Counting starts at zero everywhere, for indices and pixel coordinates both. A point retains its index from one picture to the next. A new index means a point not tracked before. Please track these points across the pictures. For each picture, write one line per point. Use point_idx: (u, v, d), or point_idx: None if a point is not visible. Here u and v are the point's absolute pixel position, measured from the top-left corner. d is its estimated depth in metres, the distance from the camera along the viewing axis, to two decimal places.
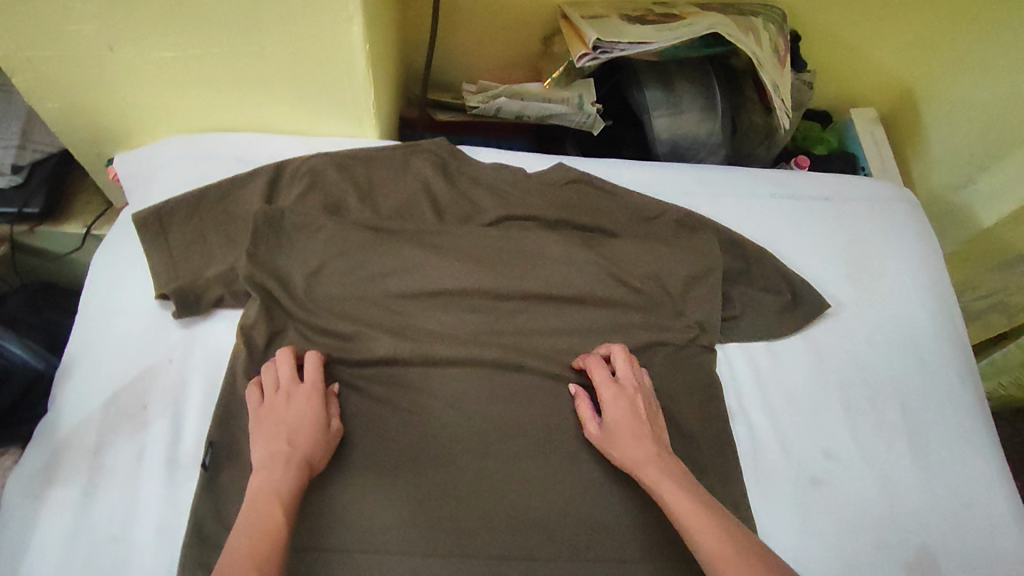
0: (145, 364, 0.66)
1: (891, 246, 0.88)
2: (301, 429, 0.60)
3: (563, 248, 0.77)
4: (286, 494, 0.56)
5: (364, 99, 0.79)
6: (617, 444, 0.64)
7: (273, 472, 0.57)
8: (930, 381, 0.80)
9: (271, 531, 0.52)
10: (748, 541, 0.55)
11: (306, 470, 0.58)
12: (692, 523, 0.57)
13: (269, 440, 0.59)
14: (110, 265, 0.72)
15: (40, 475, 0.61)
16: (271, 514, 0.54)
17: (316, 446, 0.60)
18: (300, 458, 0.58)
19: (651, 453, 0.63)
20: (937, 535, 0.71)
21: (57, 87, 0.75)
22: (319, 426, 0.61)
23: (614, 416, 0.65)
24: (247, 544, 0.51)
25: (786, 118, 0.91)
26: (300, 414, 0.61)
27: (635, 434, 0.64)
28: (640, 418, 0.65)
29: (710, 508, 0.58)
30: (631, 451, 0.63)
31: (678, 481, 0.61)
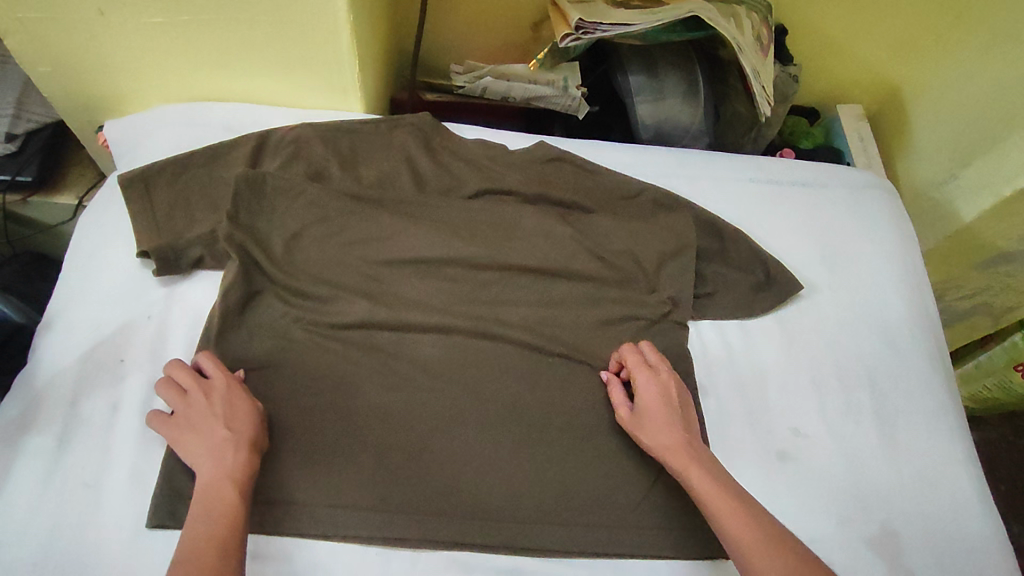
0: (125, 319, 0.68)
1: (866, 232, 0.90)
2: (236, 415, 0.60)
3: (540, 221, 0.78)
4: (239, 477, 0.56)
5: (349, 70, 0.81)
6: (647, 428, 0.65)
7: (219, 459, 0.57)
8: (900, 363, 0.81)
9: (232, 516, 0.54)
10: (779, 533, 0.57)
11: (252, 450, 0.59)
12: (722, 513, 0.58)
13: (206, 431, 0.58)
14: (94, 225, 0.73)
15: (15, 421, 0.62)
16: (229, 495, 0.55)
17: (254, 427, 0.60)
18: (247, 440, 0.59)
19: (681, 440, 0.63)
20: (901, 511, 0.72)
21: (49, 51, 0.76)
22: (252, 409, 0.61)
23: (647, 403, 0.66)
24: (214, 530, 0.52)
25: (766, 105, 0.93)
26: (229, 402, 0.60)
27: (665, 422, 0.65)
28: (672, 407, 0.66)
29: (741, 499, 0.59)
30: (660, 438, 0.64)
31: (709, 470, 0.61)
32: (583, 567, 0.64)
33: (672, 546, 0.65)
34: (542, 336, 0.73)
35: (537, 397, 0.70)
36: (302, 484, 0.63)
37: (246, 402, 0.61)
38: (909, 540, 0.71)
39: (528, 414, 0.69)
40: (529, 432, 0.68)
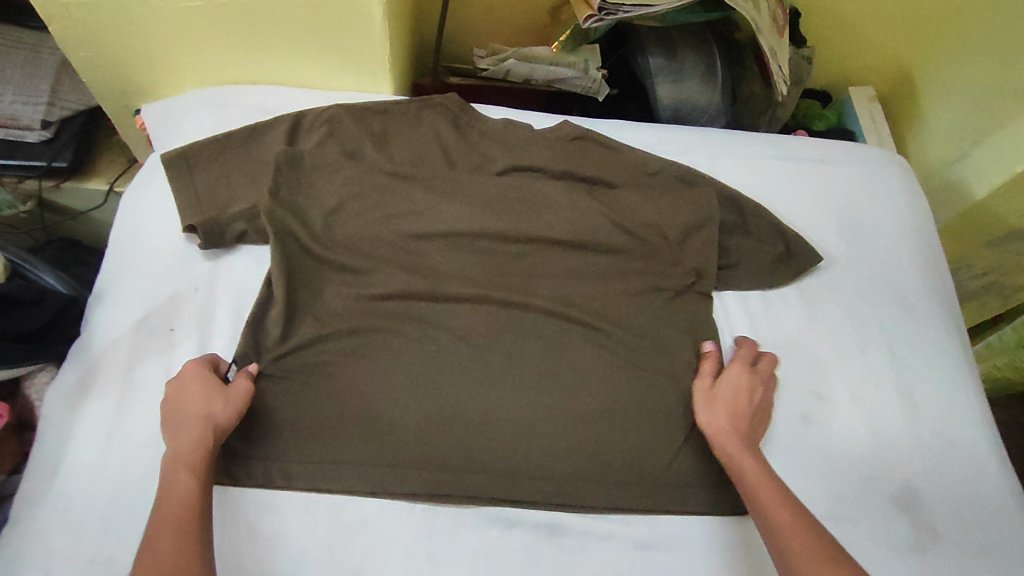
0: (172, 291, 0.70)
1: (883, 206, 0.92)
2: (193, 397, 0.61)
3: (568, 196, 0.81)
4: (189, 459, 0.57)
5: (381, 53, 0.83)
6: (718, 404, 0.69)
7: (178, 443, 0.58)
8: (919, 332, 0.83)
9: (185, 499, 0.55)
10: (814, 525, 0.59)
11: (206, 428, 0.59)
12: (764, 499, 0.61)
13: (170, 420, 0.60)
14: (140, 202, 0.76)
15: (76, 388, 0.65)
16: (179, 481, 0.56)
17: (210, 402, 0.60)
18: (198, 419, 0.59)
19: (745, 427, 0.67)
20: (921, 472, 0.74)
21: (92, 35, 0.79)
22: (206, 386, 0.61)
23: (732, 385, 0.70)
24: (172, 515, 0.54)
25: (784, 85, 0.97)
26: (185, 385, 0.62)
27: (732, 408, 0.68)
28: (749, 403, 0.69)
29: (786, 493, 0.62)
30: (718, 419, 0.68)
31: (760, 459, 0.65)
32: (619, 521, 0.67)
33: (703, 502, 0.68)
34: (572, 306, 0.75)
35: (570, 363, 0.72)
36: (352, 444, 0.66)
37: (201, 381, 0.62)
38: (929, 498, 0.73)
39: (561, 379, 0.71)
40: (563, 396, 0.70)
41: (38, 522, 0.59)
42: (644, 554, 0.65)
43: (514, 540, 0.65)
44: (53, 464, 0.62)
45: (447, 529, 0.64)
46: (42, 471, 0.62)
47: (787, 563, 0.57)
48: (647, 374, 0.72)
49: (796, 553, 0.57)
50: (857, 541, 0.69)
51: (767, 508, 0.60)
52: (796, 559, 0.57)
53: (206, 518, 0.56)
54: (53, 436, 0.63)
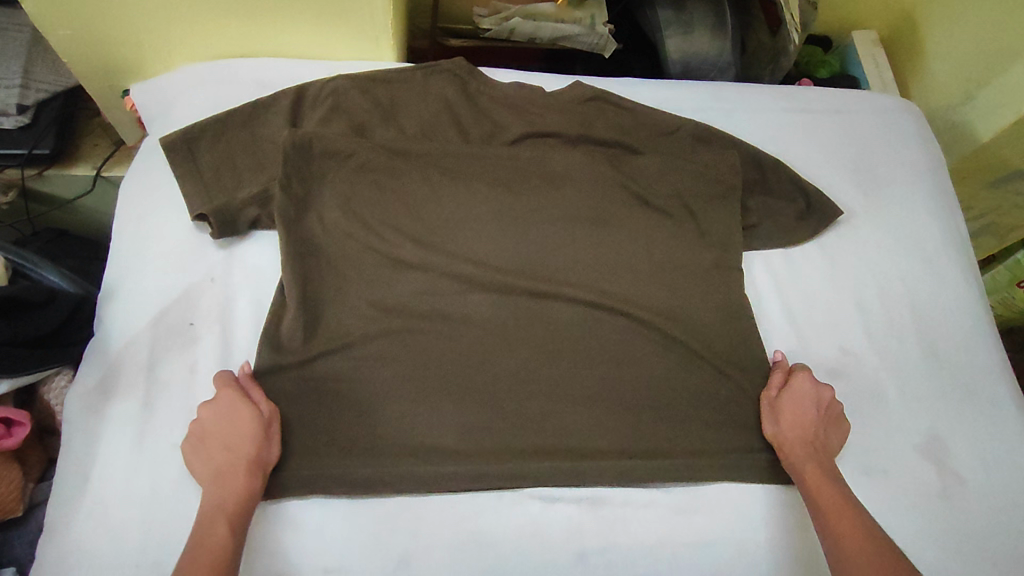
0: (187, 283, 0.68)
1: (898, 155, 0.91)
2: (245, 435, 0.60)
3: (586, 167, 0.79)
4: (233, 506, 0.56)
5: (383, 18, 0.79)
6: (782, 421, 0.69)
7: (226, 484, 0.57)
8: (939, 282, 0.83)
9: (217, 556, 0.53)
10: (881, 537, 0.60)
11: (255, 473, 0.59)
12: (836, 519, 0.61)
13: (215, 453, 0.59)
14: (143, 192, 0.72)
15: (98, 388, 0.63)
16: (216, 531, 0.54)
17: (262, 446, 0.60)
18: (248, 462, 0.58)
19: (811, 442, 0.67)
20: (946, 422, 0.75)
21: (70, 10, 0.73)
22: (257, 424, 0.60)
23: (795, 399, 0.70)
24: (203, 566, 0.52)
25: (797, 35, 0.96)
26: (233, 419, 0.60)
27: (801, 418, 0.69)
28: (818, 411, 0.69)
29: (856, 509, 0.62)
30: (787, 429, 0.68)
31: (830, 475, 0.65)
32: (658, 491, 0.67)
33: (739, 467, 0.68)
34: (599, 292, 0.74)
35: (603, 336, 0.72)
36: (386, 434, 0.65)
37: (251, 417, 0.60)
38: (955, 445, 0.74)
39: (591, 356, 0.71)
40: (596, 368, 0.70)
41: (76, 529, 0.57)
42: (685, 520, 0.66)
43: (558, 515, 0.65)
44: (85, 468, 0.60)
45: (491, 509, 0.64)
46: (73, 475, 0.60)
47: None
48: (675, 344, 0.73)
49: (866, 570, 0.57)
50: (888, 492, 0.71)
51: (839, 525, 0.61)
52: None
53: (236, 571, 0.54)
54: (80, 439, 0.61)
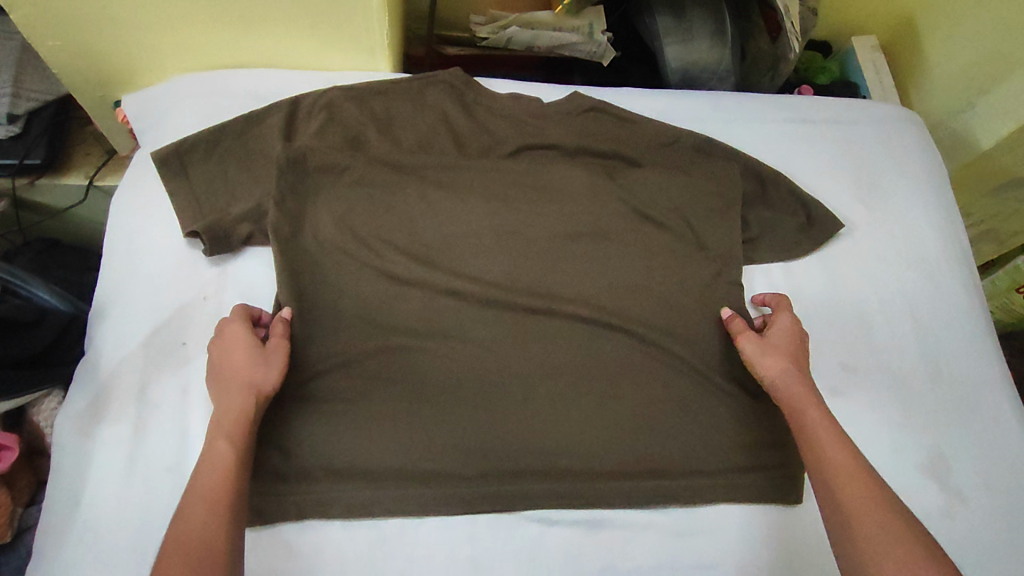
0: (180, 301, 0.67)
1: (899, 166, 0.90)
2: (243, 361, 0.60)
3: (586, 181, 0.78)
4: (233, 427, 0.56)
5: (380, 30, 0.78)
6: (763, 359, 0.67)
7: (226, 408, 0.57)
8: (941, 295, 0.82)
9: (221, 475, 0.53)
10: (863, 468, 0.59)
11: (252, 394, 0.58)
12: (824, 446, 0.60)
13: (218, 383, 0.59)
14: (135, 208, 0.71)
15: (89, 412, 0.62)
16: (220, 452, 0.54)
17: (258, 368, 0.59)
18: (245, 385, 0.58)
19: (797, 376, 0.66)
20: (948, 439, 0.74)
21: (60, 22, 0.72)
22: (252, 349, 0.60)
23: (778, 336, 0.69)
24: (207, 487, 0.52)
25: (797, 42, 0.97)
26: (233, 348, 0.60)
27: (786, 353, 0.68)
28: (799, 345, 0.69)
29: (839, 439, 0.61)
30: (773, 365, 0.67)
31: (816, 407, 0.63)
32: (658, 513, 0.66)
33: (741, 489, 0.68)
34: (599, 308, 0.73)
35: (602, 352, 0.71)
36: (382, 456, 0.64)
37: (246, 342, 0.60)
38: (957, 463, 0.74)
39: (590, 372, 0.70)
40: (595, 385, 0.70)
41: (66, 557, 0.56)
42: (686, 542, 0.65)
43: (557, 537, 0.64)
44: (74, 495, 0.59)
45: (489, 531, 0.64)
46: (63, 500, 0.59)
47: (837, 503, 0.57)
48: (675, 361, 0.72)
49: (850, 492, 0.57)
50: None
51: (821, 451, 0.60)
52: (851, 501, 0.57)
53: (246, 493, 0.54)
54: (70, 464, 0.60)
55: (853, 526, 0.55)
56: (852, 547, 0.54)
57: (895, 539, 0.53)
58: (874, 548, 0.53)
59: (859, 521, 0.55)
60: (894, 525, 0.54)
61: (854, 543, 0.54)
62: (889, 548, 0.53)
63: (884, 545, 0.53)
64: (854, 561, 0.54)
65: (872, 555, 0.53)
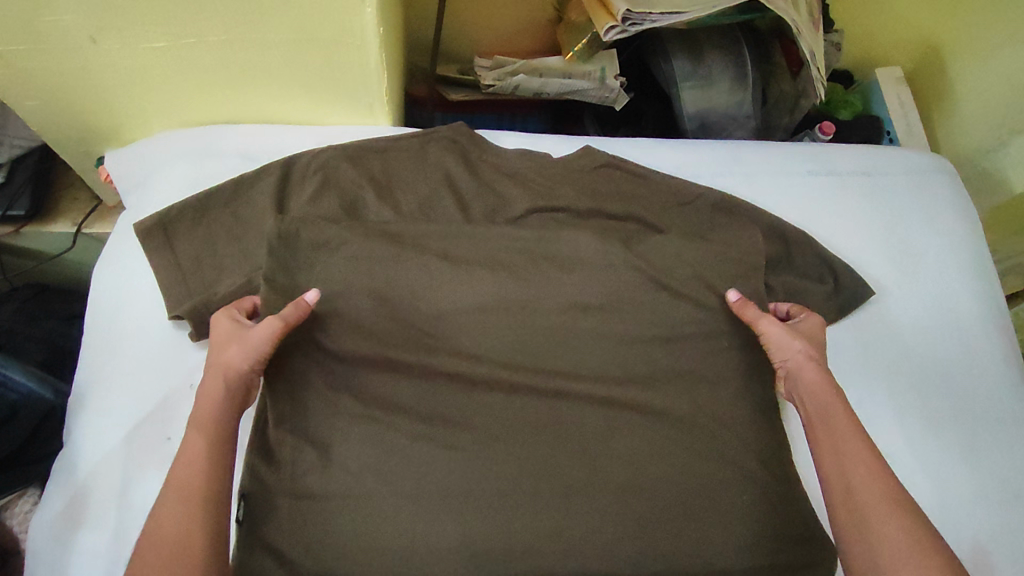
0: (165, 390, 0.62)
1: (932, 224, 0.84)
2: (223, 343, 0.59)
3: (600, 249, 0.72)
4: (206, 418, 0.56)
5: (378, 87, 0.73)
6: (784, 343, 0.67)
7: (204, 395, 0.58)
8: (976, 366, 0.77)
9: (192, 466, 0.53)
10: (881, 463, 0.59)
11: (228, 379, 0.58)
12: (843, 448, 0.60)
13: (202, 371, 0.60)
14: (119, 283, 0.67)
15: (65, 517, 0.57)
16: (194, 443, 0.54)
17: (230, 352, 0.58)
18: (219, 371, 0.58)
19: (821, 366, 0.66)
20: (989, 530, 0.69)
21: (37, 83, 0.68)
22: (229, 335, 0.59)
23: (809, 329, 0.69)
24: (181, 479, 0.53)
25: (822, 86, 0.87)
26: (215, 333, 0.60)
27: (807, 341, 0.68)
28: (824, 344, 0.69)
29: (858, 429, 0.61)
30: (797, 351, 0.66)
31: (835, 396, 0.63)
32: None
33: None
34: (613, 387, 0.68)
35: (615, 437, 0.66)
36: (378, 562, 0.59)
37: (222, 326, 0.60)
38: (1001, 559, 0.68)
39: (603, 462, 0.65)
40: (608, 476, 0.65)
41: None
42: None
43: None
44: None
45: None
46: None
47: (853, 495, 0.57)
48: (696, 448, 0.67)
49: (868, 497, 0.57)
50: None
51: (841, 442, 0.60)
52: (867, 499, 0.57)
53: (223, 487, 0.53)
54: None
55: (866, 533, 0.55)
56: (867, 545, 0.55)
57: (910, 538, 0.54)
58: (890, 548, 0.54)
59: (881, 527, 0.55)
60: (912, 522, 0.55)
61: (871, 543, 0.55)
62: (907, 549, 0.53)
63: (907, 552, 0.53)
64: (864, 561, 0.55)
65: (889, 557, 0.53)
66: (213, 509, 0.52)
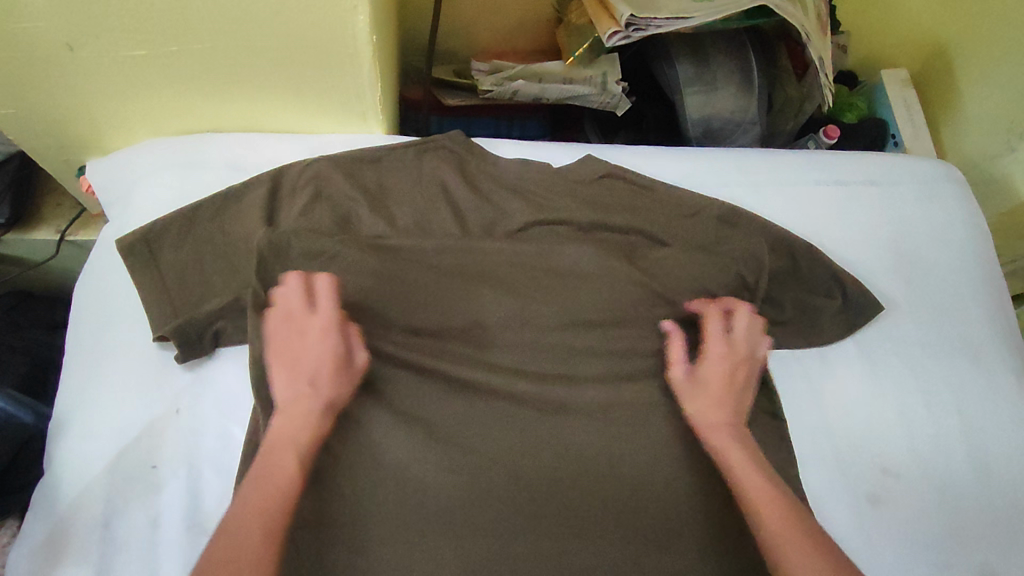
0: (151, 415, 0.60)
1: (941, 237, 0.82)
2: (327, 370, 0.59)
3: (602, 263, 0.69)
4: (301, 443, 0.55)
5: (371, 95, 0.70)
6: (692, 399, 0.65)
7: (298, 415, 0.57)
8: (985, 383, 0.75)
9: (280, 491, 0.52)
10: (802, 516, 0.55)
11: (325, 411, 0.58)
12: (743, 486, 0.58)
13: (292, 378, 0.58)
14: (101, 302, 0.64)
15: (44, 550, 0.55)
16: (284, 465, 0.53)
17: (338, 387, 0.59)
18: (325, 400, 0.58)
19: (725, 419, 0.63)
20: (996, 552, 0.68)
21: (13, 92, 0.65)
22: (339, 365, 0.60)
23: (710, 374, 0.66)
24: (261, 500, 0.51)
25: (830, 92, 0.84)
26: (320, 354, 0.59)
27: (710, 393, 0.65)
28: (730, 383, 0.66)
29: (774, 487, 0.57)
30: (698, 413, 0.64)
31: (744, 450, 0.61)
32: None
33: None
34: (615, 409, 0.66)
35: (619, 462, 0.63)
36: None
37: (327, 350, 0.59)
38: None
39: (607, 489, 0.62)
40: (613, 502, 0.62)
41: None
42: None
43: None
44: None
45: None
46: None
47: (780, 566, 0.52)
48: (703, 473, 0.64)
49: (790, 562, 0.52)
50: None
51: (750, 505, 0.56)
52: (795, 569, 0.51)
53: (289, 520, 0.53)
54: None
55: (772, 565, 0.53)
56: None
57: None
58: None
59: (787, 551, 0.52)
60: None
61: None
62: None
63: None
64: None
65: None
66: (280, 533, 0.50)
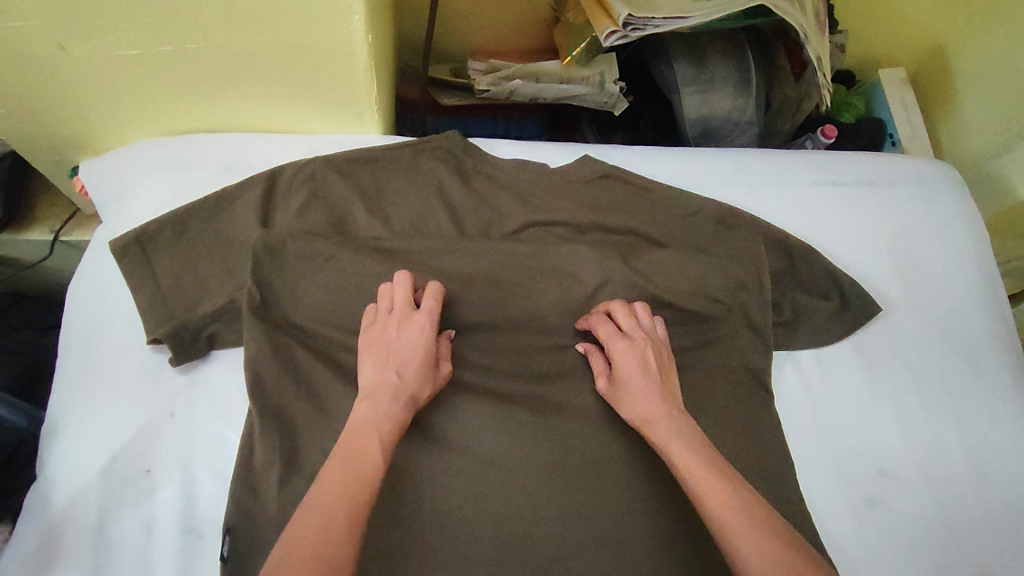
0: (145, 419, 0.59)
1: (938, 237, 0.82)
2: (414, 363, 0.55)
3: (600, 264, 0.68)
4: (388, 429, 0.50)
5: (367, 95, 0.69)
6: (620, 402, 0.59)
7: (382, 402, 0.51)
8: (981, 384, 0.75)
9: (366, 478, 0.46)
10: (758, 510, 0.48)
11: (409, 408, 0.53)
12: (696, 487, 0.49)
13: (379, 368, 0.54)
14: (94, 305, 0.64)
15: (36, 556, 0.55)
16: (370, 450, 0.48)
17: (422, 384, 0.54)
18: (407, 394, 0.53)
19: (661, 409, 0.56)
20: (993, 552, 0.68)
21: (5, 92, 0.64)
22: (430, 363, 0.55)
23: (621, 369, 0.59)
24: (346, 484, 0.45)
25: (827, 92, 0.84)
26: (413, 347, 0.55)
27: (634, 380, 0.58)
28: (649, 371, 0.59)
29: (722, 472, 0.50)
30: (629, 411, 0.58)
31: (689, 442, 0.53)
32: None
33: None
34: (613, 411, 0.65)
35: (617, 465, 0.63)
36: None
37: (419, 346, 0.55)
38: None
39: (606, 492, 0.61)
40: (612, 505, 0.61)
41: None
42: None
43: None
44: None
45: None
46: None
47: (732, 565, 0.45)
48: None
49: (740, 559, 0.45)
50: None
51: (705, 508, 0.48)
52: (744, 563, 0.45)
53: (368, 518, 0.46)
54: None
55: (733, 559, 0.45)
56: None
57: None
58: None
59: (730, 532, 0.46)
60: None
61: None
62: None
63: None
64: None
65: None
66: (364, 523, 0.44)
